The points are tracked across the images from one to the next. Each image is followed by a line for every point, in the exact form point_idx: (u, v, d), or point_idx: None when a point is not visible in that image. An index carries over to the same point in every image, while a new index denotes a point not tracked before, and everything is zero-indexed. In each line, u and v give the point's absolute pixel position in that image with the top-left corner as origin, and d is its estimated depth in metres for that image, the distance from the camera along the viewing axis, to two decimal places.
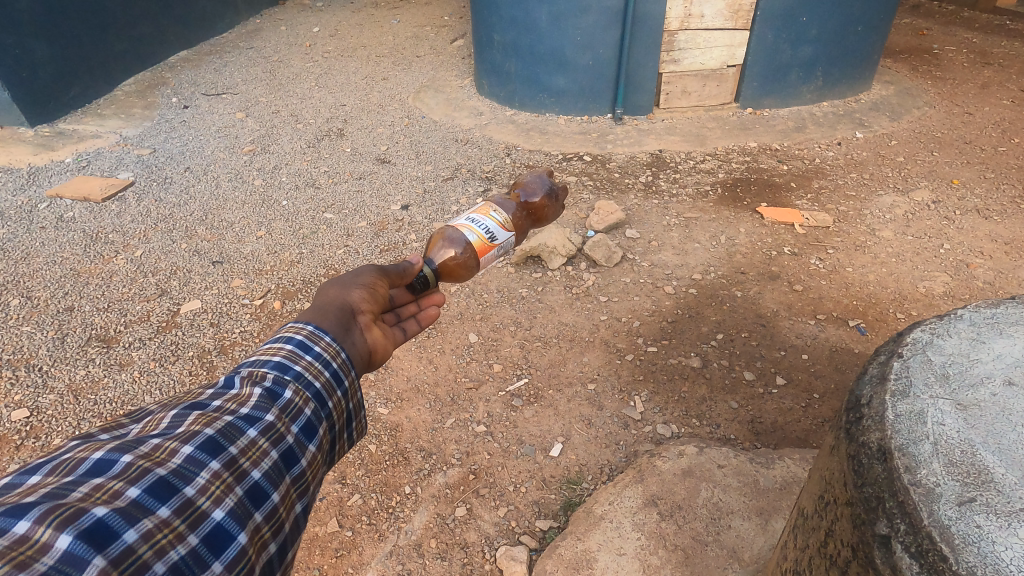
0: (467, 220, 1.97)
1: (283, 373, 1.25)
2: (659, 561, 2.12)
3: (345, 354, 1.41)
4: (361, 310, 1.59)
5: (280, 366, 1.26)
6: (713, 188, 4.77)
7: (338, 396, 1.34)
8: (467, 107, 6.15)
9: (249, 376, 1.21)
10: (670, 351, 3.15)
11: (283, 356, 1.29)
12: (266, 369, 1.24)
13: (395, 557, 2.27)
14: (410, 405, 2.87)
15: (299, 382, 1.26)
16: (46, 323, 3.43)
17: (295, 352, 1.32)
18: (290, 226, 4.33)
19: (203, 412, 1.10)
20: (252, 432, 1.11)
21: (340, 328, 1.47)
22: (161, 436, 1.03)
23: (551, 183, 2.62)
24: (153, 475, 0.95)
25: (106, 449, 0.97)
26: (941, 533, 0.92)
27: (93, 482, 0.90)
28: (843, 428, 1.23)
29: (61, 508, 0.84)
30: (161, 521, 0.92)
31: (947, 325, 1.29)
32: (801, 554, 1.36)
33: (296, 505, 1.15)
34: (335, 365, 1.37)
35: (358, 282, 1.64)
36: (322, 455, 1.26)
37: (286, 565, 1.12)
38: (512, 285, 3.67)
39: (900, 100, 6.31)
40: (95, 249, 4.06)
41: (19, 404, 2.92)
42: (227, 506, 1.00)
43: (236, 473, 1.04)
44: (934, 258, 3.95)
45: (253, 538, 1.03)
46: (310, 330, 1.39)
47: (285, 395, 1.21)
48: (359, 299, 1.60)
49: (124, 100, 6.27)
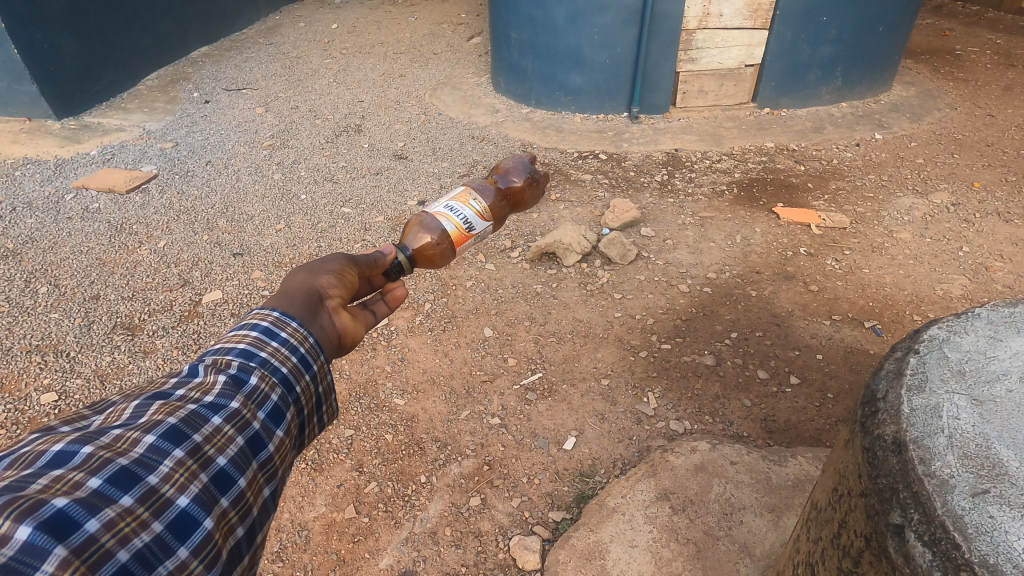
0: (444, 208, 2.02)
1: (248, 360, 1.23)
2: (672, 554, 2.15)
3: (314, 338, 1.38)
4: (329, 294, 1.52)
5: (246, 353, 1.25)
6: (729, 187, 4.76)
7: (306, 381, 1.33)
8: (484, 104, 6.19)
9: (214, 364, 1.20)
10: (684, 348, 3.17)
11: (249, 341, 1.27)
12: (231, 356, 1.23)
13: (411, 544, 2.32)
14: (425, 397, 2.92)
15: (265, 368, 1.25)
16: (74, 310, 3.53)
17: (261, 338, 1.29)
18: (309, 220, 4.40)
19: (165, 402, 1.10)
20: (217, 419, 1.11)
21: (307, 312, 1.41)
22: (123, 427, 1.03)
23: (531, 168, 2.68)
24: (115, 465, 0.95)
25: (66, 441, 0.97)
26: (954, 522, 0.94)
27: (53, 473, 0.90)
28: (858, 422, 1.25)
29: (19, 500, 0.83)
30: (124, 509, 0.91)
31: (965, 323, 1.30)
32: (814, 547, 1.38)
33: (264, 489, 1.15)
34: (303, 350, 1.34)
35: (325, 266, 1.56)
36: (290, 440, 1.26)
37: (257, 548, 1.12)
38: (527, 281, 3.71)
39: (921, 101, 6.25)
40: (120, 240, 4.15)
41: (48, 389, 3.01)
42: (192, 493, 1.00)
43: (201, 460, 1.04)
44: (953, 260, 3.92)
45: (220, 523, 1.03)
46: (276, 316, 1.35)
47: (250, 382, 1.20)
48: (328, 283, 1.53)
49: (147, 94, 6.39)
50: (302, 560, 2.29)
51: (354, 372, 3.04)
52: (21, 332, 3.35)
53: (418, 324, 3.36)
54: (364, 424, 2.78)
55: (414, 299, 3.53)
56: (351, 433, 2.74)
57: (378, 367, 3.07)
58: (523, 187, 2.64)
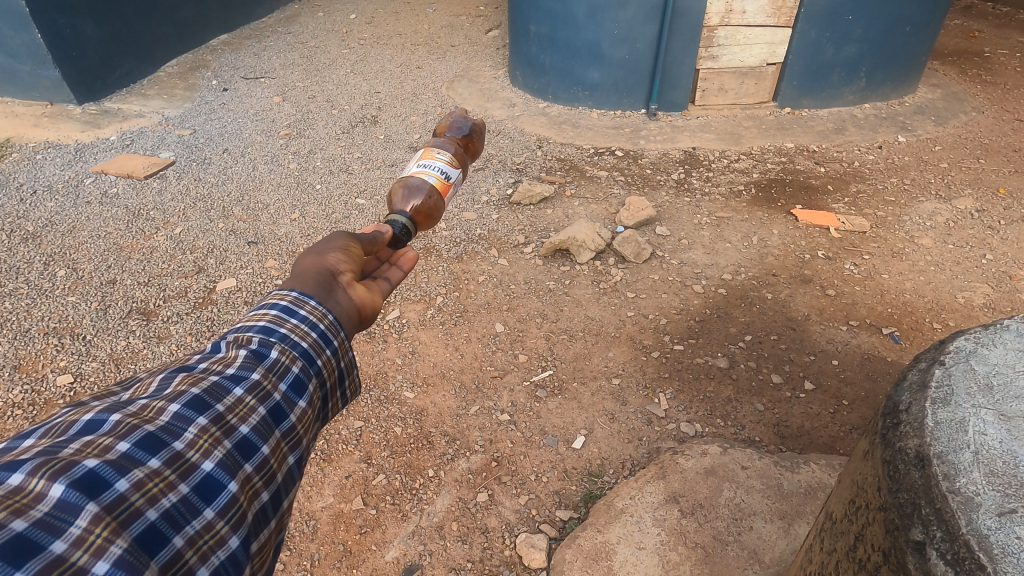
0: (420, 168, 2.05)
1: (268, 335, 1.23)
2: (679, 558, 2.12)
3: (332, 316, 1.37)
4: (341, 270, 1.50)
5: (266, 329, 1.25)
6: (747, 188, 4.70)
7: (327, 355, 1.32)
8: (500, 98, 6.15)
9: (235, 340, 1.21)
10: (696, 350, 3.14)
11: (270, 319, 1.27)
12: (252, 332, 1.23)
13: (418, 537, 2.31)
14: (435, 390, 2.93)
15: (285, 342, 1.24)
16: (91, 294, 3.56)
17: (280, 315, 1.29)
18: (323, 210, 4.41)
19: (189, 374, 1.10)
20: (239, 390, 1.10)
21: (322, 290, 1.41)
22: (149, 397, 1.03)
23: (469, 122, 2.67)
24: (142, 430, 0.95)
25: (96, 410, 0.98)
26: (979, 542, 0.91)
27: (84, 437, 0.91)
28: (878, 433, 1.21)
29: (52, 461, 0.84)
30: (152, 471, 0.91)
31: (993, 334, 1.26)
32: (829, 558, 1.36)
33: (288, 458, 1.14)
34: (323, 326, 1.33)
35: (331, 245, 1.55)
36: (313, 413, 1.25)
37: (282, 515, 1.11)
38: (539, 277, 3.70)
39: (947, 104, 6.11)
40: (137, 225, 4.19)
41: (64, 370, 3.05)
42: (216, 458, 1.00)
43: (224, 428, 1.04)
44: (976, 268, 3.83)
45: (245, 487, 1.02)
46: (295, 295, 1.35)
47: (271, 356, 1.20)
48: (338, 259, 1.51)
49: (166, 81, 6.43)
50: (309, 550, 2.29)
51: (365, 364, 3.07)
52: (38, 314, 3.40)
53: (429, 317, 3.37)
54: (373, 416, 2.78)
55: (426, 293, 3.55)
56: (360, 425, 2.74)
57: (389, 360, 3.09)
58: (469, 138, 2.65)
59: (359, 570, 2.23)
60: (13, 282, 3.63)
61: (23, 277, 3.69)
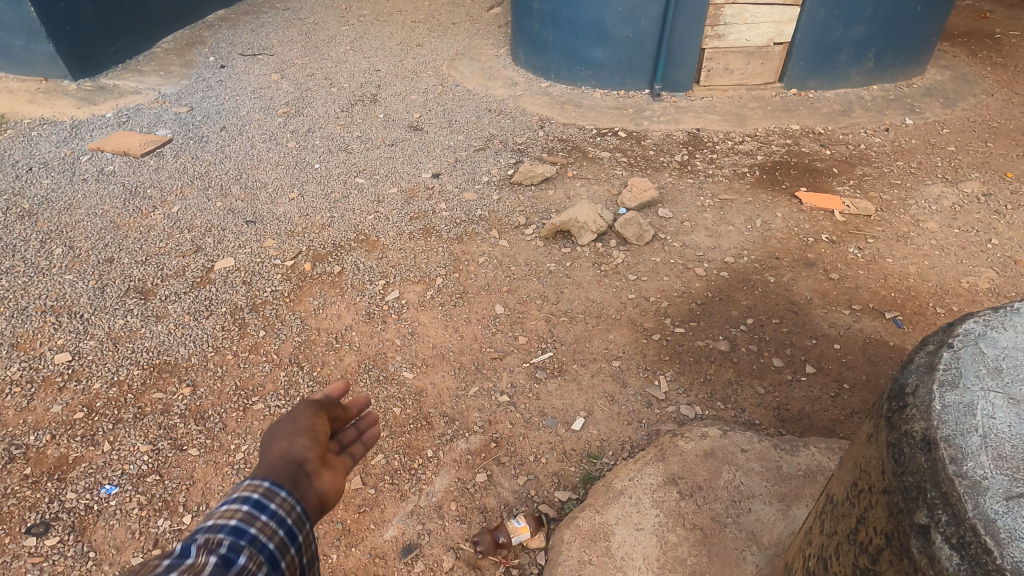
0: None
1: (237, 538, 1.06)
2: (678, 538, 2.10)
3: (301, 508, 1.21)
4: (309, 457, 1.32)
5: (235, 530, 1.07)
6: (751, 170, 4.64)
7: (292, 555, 1.14)
8: (502, 77, 6.05)
9: (200, 544, 1.02)
10: (698, 333, 3.12)
11: (238, 518, 1.09)
12: (218, 534, 1.05)
13: (416, 517, 2.30)
14: (435, 371, 2.92)
15: (255, 545, 1.07)
16: (88, 272, 3.53)
17: (249, 511, 1.12)
18: (322, 189, 4.37)
19: None
20: None
21: (291, 482, 1.23)
22: None
23: None
24: None
25: None
26: (986, 526, 0.90)
27: None
28: (884, 416, 1.19)
29: None
30: None
31: (1003, 317, 1.24)
32: (829, 541, 1.35)
33: None
34: (290, 521, 1.17)
35: (297, 429, 1.37)
36: None
37: None
38: (540, 258, 3.67)
39: (956, 86, 6.00)
40: (135, 203, 4.15)
41: (62, 348, 3.03)
42: None
43: None
44: (981, 253, 3.79)
45: None
46: (266, 487, 1.18)
47: (239, 562, 1.03)
48: (305, 446, 1.33)
49: (163, 57, 6.32)
50: None
51: (365, 345, 3.07)
52: (35, 292, 3.37)
53: (429, 298, 3.36)
54: (372, 397, 2.78)
55: (425, 274, 3.54)
56: None
57: (388, 342, 3.09)
58: None
59: (357, 548, 2.21)
60: (10, 260, 3.60)
61: (19, 254, 3.65)
